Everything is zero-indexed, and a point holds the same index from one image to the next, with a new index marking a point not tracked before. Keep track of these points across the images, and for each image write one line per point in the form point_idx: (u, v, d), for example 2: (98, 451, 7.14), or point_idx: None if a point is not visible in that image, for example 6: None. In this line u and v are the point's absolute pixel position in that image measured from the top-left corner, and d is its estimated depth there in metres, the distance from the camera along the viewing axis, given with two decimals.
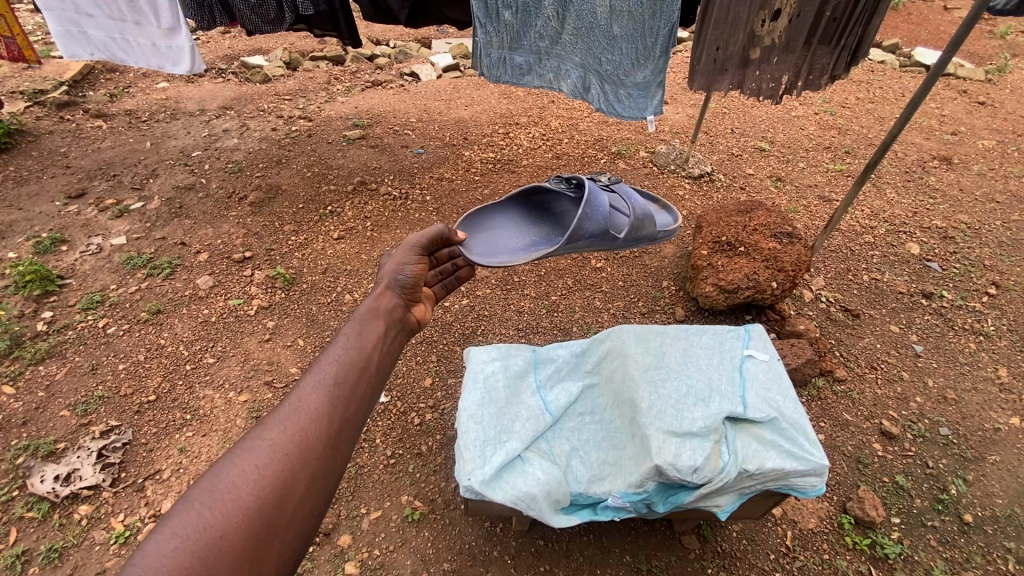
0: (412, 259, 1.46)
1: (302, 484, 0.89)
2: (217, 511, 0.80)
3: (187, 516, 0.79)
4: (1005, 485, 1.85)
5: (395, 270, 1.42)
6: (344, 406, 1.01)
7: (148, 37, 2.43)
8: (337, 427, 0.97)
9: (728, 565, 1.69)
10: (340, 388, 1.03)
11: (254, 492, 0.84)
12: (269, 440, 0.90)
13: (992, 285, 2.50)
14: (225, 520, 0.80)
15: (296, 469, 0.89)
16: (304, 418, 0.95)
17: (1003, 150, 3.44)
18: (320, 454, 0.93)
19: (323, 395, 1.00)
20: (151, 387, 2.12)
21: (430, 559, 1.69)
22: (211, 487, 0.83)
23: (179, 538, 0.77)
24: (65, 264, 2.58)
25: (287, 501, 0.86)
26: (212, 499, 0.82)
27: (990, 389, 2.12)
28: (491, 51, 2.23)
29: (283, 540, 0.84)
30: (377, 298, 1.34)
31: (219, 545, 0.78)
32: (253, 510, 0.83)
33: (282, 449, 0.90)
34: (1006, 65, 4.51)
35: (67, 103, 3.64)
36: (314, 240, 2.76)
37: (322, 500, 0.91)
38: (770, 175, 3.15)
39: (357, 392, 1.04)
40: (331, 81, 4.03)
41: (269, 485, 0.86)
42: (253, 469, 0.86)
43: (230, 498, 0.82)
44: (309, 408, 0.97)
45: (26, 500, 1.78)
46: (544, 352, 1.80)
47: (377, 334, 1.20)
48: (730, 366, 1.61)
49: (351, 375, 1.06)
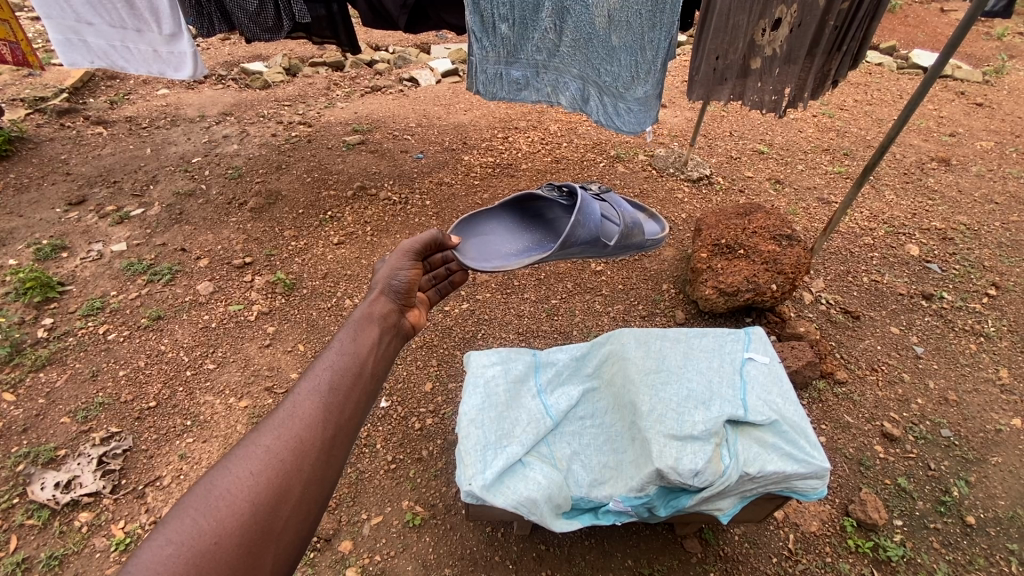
0: (406, 264, 1.46)
1: (296, 489, 0.89)
2: (212, 517, 0.80)
3: (182, 523, 0.79)
4: (1007, 487, 1.84)
5: (390, 274, 1.43)
6: (339, 411, 1.01)
7: (149, 43, 2.44)
8: (332, 432, 0.97)
9: (731, 568, 1.68)
10: (335, 394, 1.03)
11: (250, 498, 0.84)
12: (264, 447, 0.90)
13: (992, 286, 2.51)
14: (219, 527, 0.80)
15: (291, 475, 0.89)
16: (300, 423, 0.95)
17: (1001, 152, 3.45)
18: (316, 459, 0.93)
19: (319, 400, 1.00)
20: (151, 394, 2.12)
21: (431, 564, 1.68)
22: (206, 494, 0.83)
23: (174, 545, 0.77)
24: (65, 270, 2.58)
25: (282, 507, 0.86)
26: (206, 506, 0.81)
27: (991, 390, 2.12)
28: (488, 66, 2.26)
29: (279, 544, 0.84)
30: (372, 303, 1.34)
31: (215, 551, 0.78)
32: (249, 515, 0.83)
33: (277, 455, 0.90)
34: (1003, 66, 4.53)
35: (68, 110, 3.66)
36: (314, 246, 2.76)
37: (319, 505, 0.92)
38: (769, 177, 3.16)
39: (351, 397, 1.04)
40: (331, 87, 4.05)
41: (264, 491, 0.86)
42: (247, 476, 0.86)
43: (224, 504, 0.82)
44: (304, 414, 0.97)
45: (26, 507, 1.78)
46: (544, 356, 1.80)
47: (374, 339, 1.21)
48: (730, 369, 1.61)
49: (346, 382, 1.06)
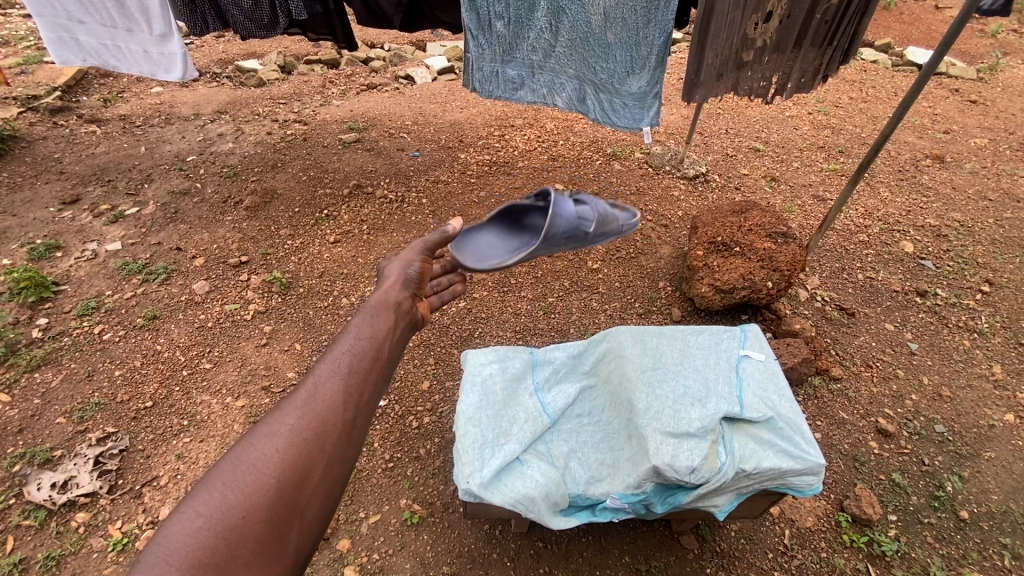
0: (417, 257, 1.45)
1: (320, 468, 0.88)
2: (239, 491, 0.81)
3: (209, 497, 0.79)
4: (1001, 481, 1.86)
5: (404, 264, 1.42)
6: (362, 392, 0.99)
7: (140, 43, 2.43)
8: (353, 414, 0.95)
9: (728, 564, 1.69)
10: (358, 373, 1.01)
11: (275, 475, 0.84)
12: (288, 425, 0.89)
13: (985, 283, 2.52)
14: (246, 501, 0.80)
15: (314, 453, 0.88)
16: (322, 402, 0.94)
17: (995, 149, 3.47)
18: (338, 439, 0.91)
19: (339, 381, 0.98)
20: (148, 394, 2.11)
21: (430, 562, 1.69)
22: (232, 470, 0.83)
23: (202, 518, 0.77)
24: (60, 270, 2.57)
25: (304, 485, 0.86)
26: (233, 481, 0.81)
27: (984, 386, 2.14)
28: (483, 64, 2.26)
29: (302, 521, 0.84)
30: (389, 288, 1.31)
31: (241, 525, 0.78)
32: (274, 492, 0.83)
33: (301, 434, 0.89)
34: (997, 63, 4.55)
35: (61, 108, 3.64)
36: (310, 244, 2.75)
37: (342, 484, 0.91)
38: (764, 174, 3.17)
39: (373, 378, 1.02)
40: (326, 85, 4.03)
41: (288, 468, 0.85)
42: (272, 453, 0.85)
43: (250, 480, 0.82)
44: (328, 393, 0.95)
45: (23, 508, 1.77)
46: (542, 353, 1.80)
47: (391, 322, 1.17)
48: (727, 367, 1.62)
49: (366, 363, 1.03)
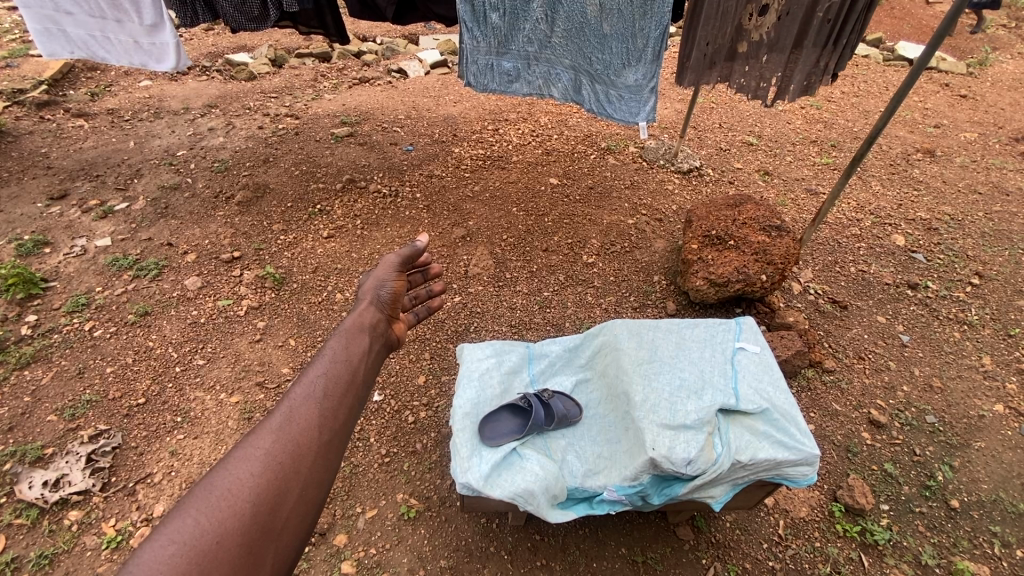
0: (391, 276, 1.32)
1: (294, 493, 0.82)
2: (213, 518, 0.75)
3: (183, 522, 0.73)
4: (991, 470, 1.89)
5: (375, 285, 1.29)
6: (335, 417, 0.93)
7: (129, 34, 2.39)
8: (328, 438, 0.90)
9: (722, 555, 1.70)
10: (331, 398, 0.94)
11: (251, 499, 0.78)
12: (263, 448, 0.84)
13: (975, 276, 2.55)
14: (222, 526, 0.75)
15: (289, 477, 0.83)
16: (298, 425, 0.88)
17: (985, 143, 3.50)
18: (314, 462, 0.86)
19: (317, 402, 0.93)
20: (140, 390, 2.09)
21: (427, 556, 1.69)
22: (206, 493, 0.77)
23: (176, 544, 0.72)
24: (48, 266, 2.53)
25: (282, 507, 0.80)
26: (207, 505, 0.76)
27: (974, 377, 2.16)
28: (479, 57, 2.24)
29: (279, 543, 0.79)
30: (363, 308, 1.22)
31: (217, 552, 0.73)
32: (250, 516, 0.77)
33: (276, 458, 0.83)
34: (986, 58, 4.60)
35: (48, 103, 3.58)
36: (304, 239, 2.74)
37: (320, 508, 0.85)
38: (758, 168, 3.18)
39: (346, 402, 0.96)
40: (318, 78, 4.00)
41: (264, 492, 0.80)
42: (248, 476, 0.80)
43: (226, 504, 0.77)
44: (303, 417, 0.90)
45: (13, 507, 1.75)
46: (538, 347, 1.85)
47: (365, 344, 1.10)
48: (723, 359, 1.63)
49: (342, 386, 0.97)
